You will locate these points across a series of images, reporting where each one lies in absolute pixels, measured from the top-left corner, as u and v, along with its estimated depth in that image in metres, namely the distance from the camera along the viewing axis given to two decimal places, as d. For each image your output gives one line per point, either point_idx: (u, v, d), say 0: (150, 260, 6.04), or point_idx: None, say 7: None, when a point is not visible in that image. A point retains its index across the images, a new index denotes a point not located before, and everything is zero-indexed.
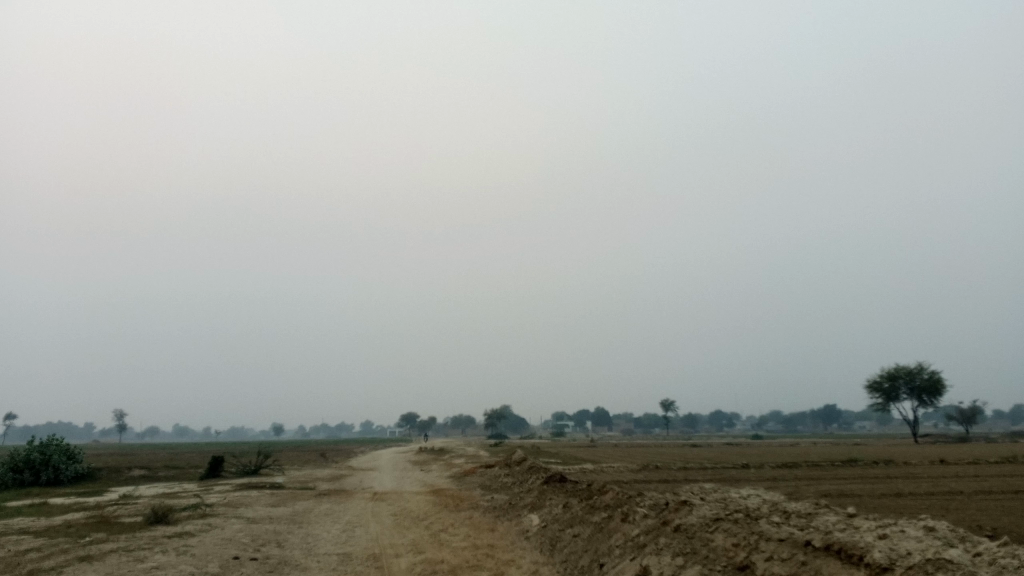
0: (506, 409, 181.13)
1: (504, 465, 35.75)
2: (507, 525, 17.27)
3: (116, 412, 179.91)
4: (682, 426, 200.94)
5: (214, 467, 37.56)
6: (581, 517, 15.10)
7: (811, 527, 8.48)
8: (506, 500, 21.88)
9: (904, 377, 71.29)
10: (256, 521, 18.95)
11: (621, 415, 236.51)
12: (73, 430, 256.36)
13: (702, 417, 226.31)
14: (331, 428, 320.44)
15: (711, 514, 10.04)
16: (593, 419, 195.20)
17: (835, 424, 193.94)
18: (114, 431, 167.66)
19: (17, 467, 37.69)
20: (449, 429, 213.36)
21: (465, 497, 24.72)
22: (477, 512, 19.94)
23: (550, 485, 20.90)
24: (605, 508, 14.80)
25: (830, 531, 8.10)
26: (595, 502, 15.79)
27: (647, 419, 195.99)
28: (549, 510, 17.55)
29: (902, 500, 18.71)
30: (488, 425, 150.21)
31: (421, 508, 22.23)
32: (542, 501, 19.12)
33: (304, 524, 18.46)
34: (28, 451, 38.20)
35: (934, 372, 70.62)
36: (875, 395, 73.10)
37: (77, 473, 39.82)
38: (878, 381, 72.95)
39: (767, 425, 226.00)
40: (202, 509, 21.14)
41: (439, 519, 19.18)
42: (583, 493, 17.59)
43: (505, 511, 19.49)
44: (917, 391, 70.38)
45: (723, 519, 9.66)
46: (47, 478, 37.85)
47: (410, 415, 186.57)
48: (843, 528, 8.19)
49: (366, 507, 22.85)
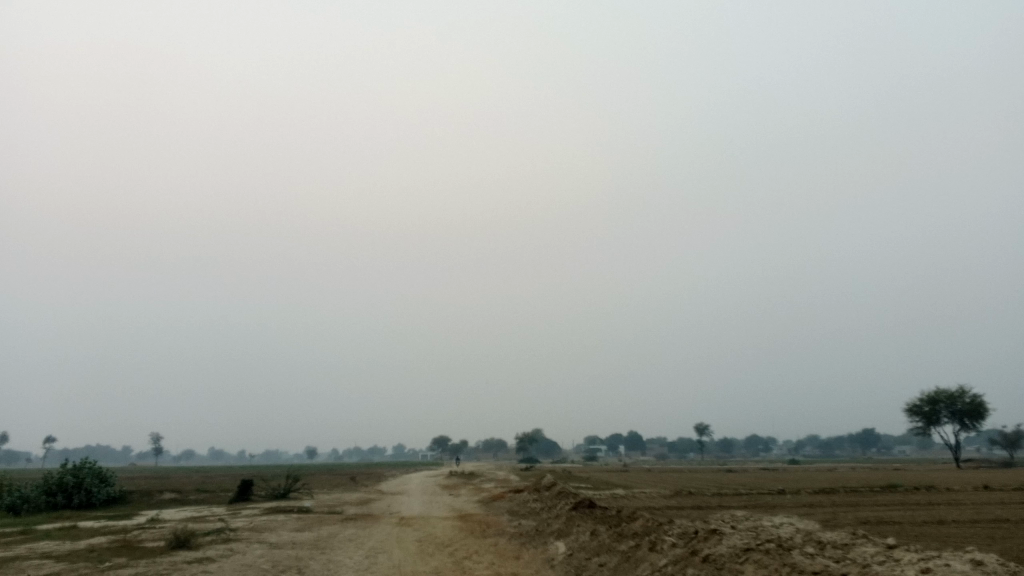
0: (538, 433, 179.86)
1: (533, 490, 35.21)
2: (532, 552, 16.83)
3: (152, 436, 177.23)
4: (718, 451, 197.77)
5: (243, 490, 37.48)
6: (608, 545, 14.62)
7: (849, 560, 7.97)
8: (533, 526, 21.40)
9: (945, 401, 69.42)
10: (279, 546, 18.68)
11: (655, 439, 233.92)
12: (111, 453, 259.40)
13: (738, 442, 222.82)
14: (363, 451, 321.29)
15: (741, 543, 9.57)
16: (627, 444, 193.04)
17: (874, 449, 189.86)
18: (150, 454, 169.11)
19: (49, 490, 37.88)
20: (481, 453, 212.39)
21: (492, 522, 24.28)
22: (503, 539, 19.50)
23: (577, 511, 20.43)
24: (632, 536, 14.31)
25: (868, 564, 7.61)
26: (623, 529, 15.32)
27: (682, 444, 193.30)
28: (576, 537, 17.11)
29: (945, 529, 17.92)
30: (519, 449, 148.93)
31: (445, 534, 21.84)
32: (570, 527, 18.63)
33: (326, 550, 18.16)
34: (61, 474, 38.46)
35: (975, 395, 68.72)
36: (915, 419, 71.27)
37: (109, 497, 39.97)
38: (917, 405, 71.14)
39: (804, 449, 222.34)
40: (227, 534, 20.95)
41: (462, 546, 18.81)
42: (612, 519, 17.12)
43: (531, 538, 19.06)
44: (959, 415, 68.50)
45: (753, 550, 9.17)
46: (79, 501, 38.07)
47: (442, 439, 185.74)
48: (882, 560, 7.68)
49: (392, 533, 22.50)
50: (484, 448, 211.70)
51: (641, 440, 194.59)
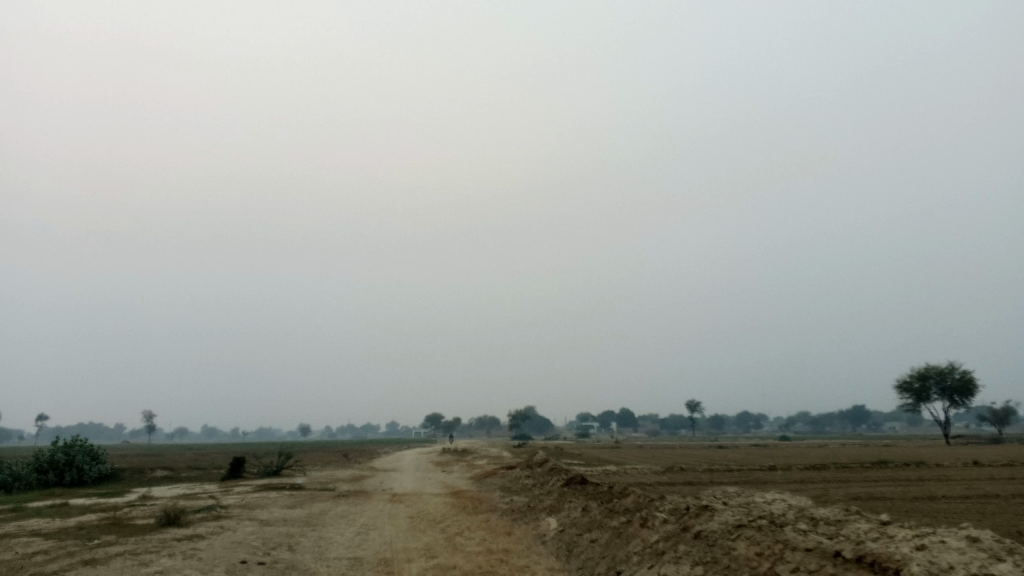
0: (531, 410, 180.41)
1: (525, 466, 35.27)
2: (524, 529, 16.80)
3: (144, 415, 177.32)
4: (710, 427, 198.92)
5: (235, 468, 37.44)
6: (599, 521, 14.59)
7: (843, 536, 7.89)
8: (525, 502, 21.39)
9: (935, 377, 69.78)
10: (270, 523, 18.58)
11: (647, 416, 235.12)
12: (104, 431, 259.75)
13: (729, 419, 224.24)
14: (356, 428, 322.39)
15: (733, 520, 9.49)
16: (619, 420, 193.99)
17: (863, 425, 191.28)
18: (143, 432, 169.44)
19: (41, 467, 37.77)
20: (474, 430, 213.26)
21: (484, 499, 24.30)
22: (495, 515, 19.48)
23: (569, 487, 20.41)
24: (624, 512, 14.28)
25: (862, 540, 7.53)
26: (615, 505, 15.29)
27: (674, 420, 194.39)
28: (568, 514, 17.08)
29: (935, 504, 17.95)
30: (512, 426, 149.52)
31: (438, 510, 21.83)
32: (561, 504, 18.61)
33: (318, 527, 18.11)
34: (52, 452, 38.35)
35: (965, 372, 69.06)
36: (905, 395, 71.65)
37: (101, 474, 39.90)
38: (908, 382, 71.49)
39: (795, 425, 223.85)
40: (217, 511, 20.86)
41: (454, 523, 18.75)
42: (604, 496, 17.09)
43: (522, 514, 19.04)
44: (948, 392, 68.89)
45: (745, 526, 9.09)
46: (71, 478, 38.02)
47: (435, 416, 186.31)
48: (876, 537, 7.60)
49: (384, 510, 22.48)
50: (477, 426, 212.59)
51: (633, 417, 195.48)
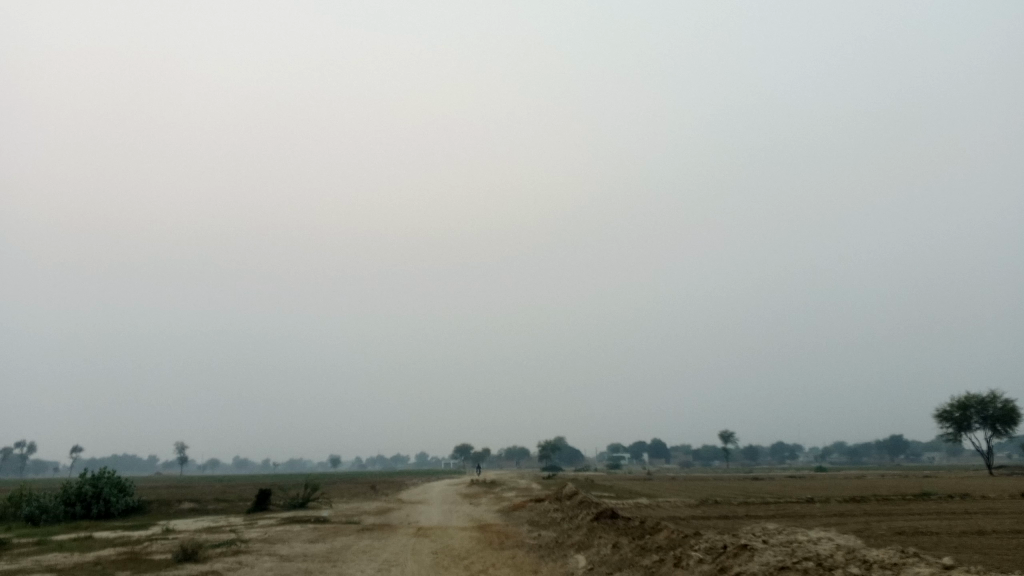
0: (562, 440, 178.43)
1: (554, 498, 34.38)
2: (551, 567, 16.07)
3: (178, 447, 178.58)
4: (743, 458, 195.18)
5: (261, 500, 36.97)
6: (630, 559, 13.85)
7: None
8: (553, 537, 20.67)
9: (976, 406, 67.62)
10: (289, 558, 18.09)
11: (679, 447, 231.72)
12: (137, 462, 262.18)
13: (764, 451, 219.92)
14: (383, 458, 322.01)
15: (775, 561, 8.76)
16: (651, 451, 191.42)
17: (902, 455, 187.00)
18: (177, 463, 170.58)
19: (68, 499, 37.64)
20: (503, 462, 211.36)
21: (511, 533, 23.65)
22: (521, 552, 18.74)
23: (599, 521, 19.69)
24: (657, 549, 13.55)
25: None
26: (647, 542, 14.55)
27: (707, 452, 191.25)
28: (597, 550, 16.34)
29: (983, 539, 17.00)
30: (542, 456, 147.86)
31: (463, 545, 21.20)
32: (591, 540, 17.87)
33: (338, 563, 17.57)
34: (80, 484, 38.21)
35: (1008, 401, 66.87)
36: (945, 424, 69.56)
37: (128, 506, 39.69)
38: (948, 411, 69.36)
39: (831, 456, 219.36)
40: (237, 545, 20.35)
41: (479, 559, 18.06)
42: (636, 531, 16.32)
43: (550, 550, 18.33)
44: (991, 421, 66.67)
45: (789, 569, 8.40)
46: (98, 510, 37.81)
47: (465, 447, 184.81)
48: None
49: (407, 544, 21.80)
50: (506, 456, 210.96)
51: (665, 448, 192.61)
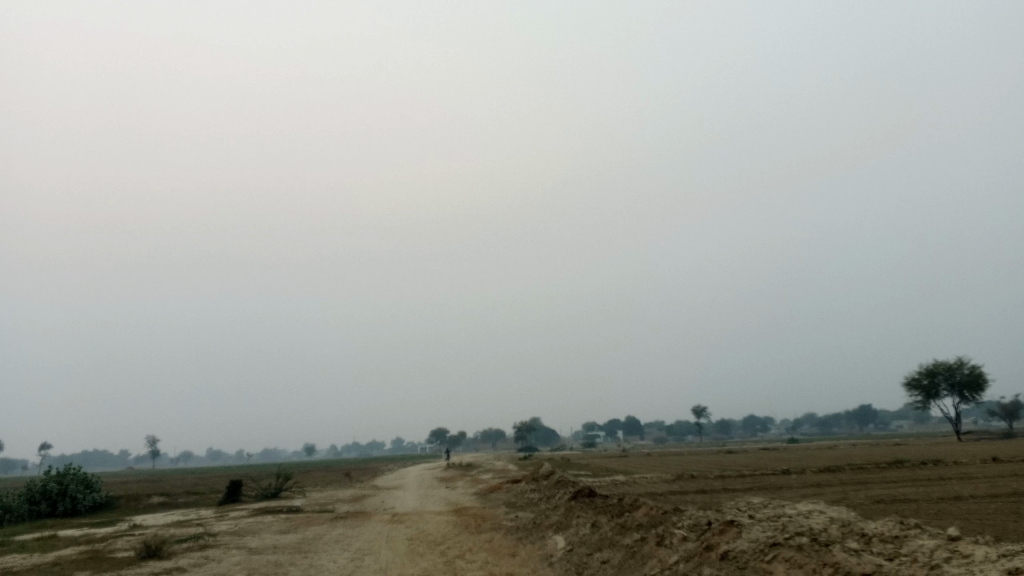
0: (536, 421, 178.69)
1: (531, 479, 34.03)
2: (529, 549, 15.61)
3: (148, 440, 176.18)
4: (717, 432, 196.93)
5: (232, 491, 36.20)
6: (610, 539, 13.40)
7: (912, 559, 6.91)
8: (530, 519, 20.23)
9: (943, 373, 68.36)
10: (258, 551, 17.43)
11: (654, 423, 233.56)
12: (108, 457, 258.41)
13: (737, 425, 222.09)
14: (360, 446, 321.23)
15: (765, 538, 8.35)
16: (626, 429, 192.74)
17: (871, 425, 190.18)
18: (148, 457, 168.27)
19: (32, 498, 36.50)
20: (479, 444, 211.49)
21: (487, 516, 23.28)
22: (499, 534, 18.31)
23: (577, 500, 19.24)
24: (637, 528, 13.10)
25: (934, 565, 6.57)
26: (626, 520, 14.13)
27: (681, 427, 192.96)
28: (576, 530, 15.89)
29: (962, 505, 16.82)
30: (517, 437, 147.90)
31: (439, 530, 20.73)
32: (569, 520, 17.43)
33: (310, 553, 16.96)
34: (44, 482, 37.05)
35: (974, 367, 67.74)
36: (913, 392, 70.32)
37: (95, 503, 38.61)
38: (917, 379, 70.05)
39: (802, 428, 222.60)
40: (205, 539, 19.68)
41: (455, 544, 17.59)
42: (614, 509, 15.91)
43: (528, 532, 17.85)
44: (958, 387, 67.53)
45: (781, 545, 8.00)
46: (64, 508, 36.75)
47: (440, 431, 184.23)
48: (950, 561, 6.58)
49: (382, 532, 21.30)
50: (482, 439, 211.04)
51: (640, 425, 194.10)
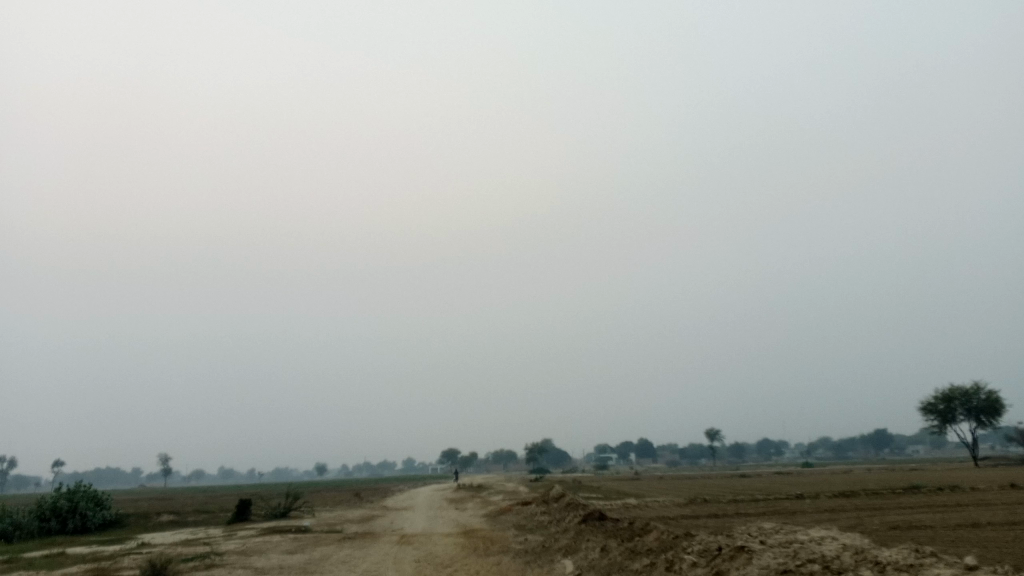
0: (548, 443, 177.66)
1: (541, 502, 33.73)
2: (538, 573, 15.39)
3: (160, 456, 176.50)
4: (730, 455, 195.14)
5: (241, 510, 36.06)
6: (620, 563, 13.18)
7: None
8: (539, 542, 20.04)
9: (960, 398, 67.55)
10: (263, 571, 17.27)
11: (666, 446, 231.83)
12: (119, 475, 258.78)
13: (751, 448, 220.07)
14: (371, 467, 320.65)
15: (776, 564, 8.15)
16: (638, 451, 191.24)
17: (886, 450, 188.04)
18: (159, 475, 168.31)
19: (42, 515, 36.47)
20: (490, 465, 210.49)
21: (496, 538, 23.08)
22: (507, 557, 18.10)
23: (587, 524, 19.01)
24: (647, 552, 12.89)
25: None
26: (636, 545, 13.89)
27: (694, 450, 191.39)
28: (585, 555, 15.67)
29: (981, 532, 16.49)
30: (529, 458, 147.01)
31: (447, 552, 20.53)
32: (578, 544, 17.21)
33: (315, 575, 16.78)
34: (55, 499, 37.06)
35: (992, 392, 66.90)
36: (929, 417, 69.48)
37: (105, 521, 38.53)
38: (933, 404, 69.24)
39: (816, 452, 220.24)
40: (211, 559, 19.57)
41: (463, 566, 17.39)
42: (624, 533, 15.68)
43: (536, 556, 17.65)
44: (975, 412, 66.67)
45: (793, 573, 7.80)
46: (74, 525, 36.73)
47: (451, 451, 183.43)
48: None
49: (390, 553, 21.15)
50: (492, 460, 209.91)
51: (652, 447, 192.62)
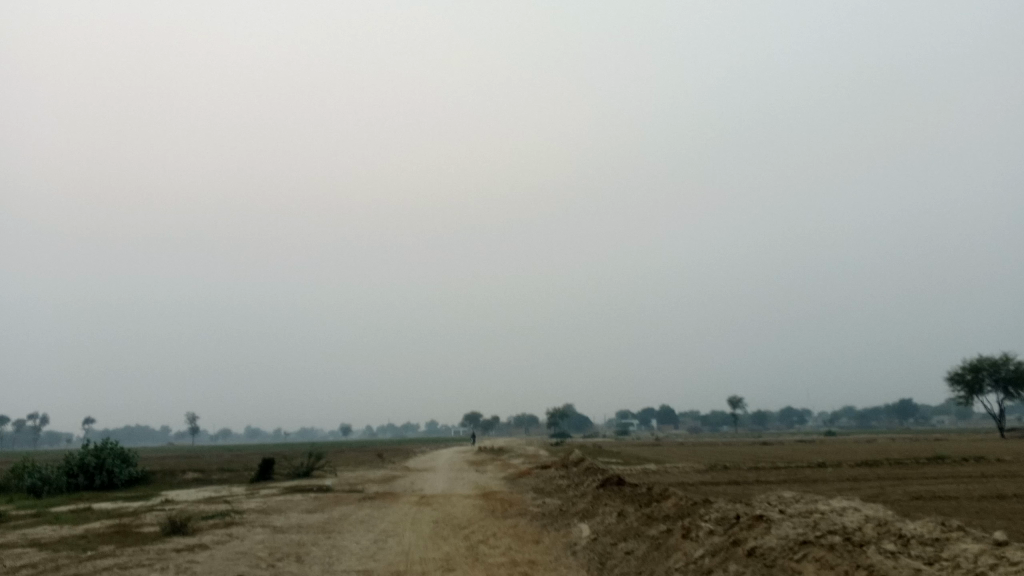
0: (570, 408, 178.30)
1: (560, 466, 33.78)
2: (553, 536, 15.33)
3: (188, 417, 179.78)
4: (753, 423, 194.66)
5: (263, 469, 36.44)
6: (636, 529, 13.06)
7: (954, 564, 6.45)
8: (557, 505, 19.99)
9: (988, 368, 66.59)
10: (282, 530, 17.35)
11: (689, 413, 231.95)
12: (149, 433, 264.01)
13: (774, 416, 219.56)
14: (395, 429, 324.55)
15: (795, 535, 7.95)
16: (660, 417, 191.43)
17: (910, 420, 186.88)
18: (188, 433, 171.35)
19: (71, 471, 37.15)
20: (513, 429, 212.00)
21: (514, 501, 23.08)
22: (524, 520, 18.04)
23: (605, 488, 18.92)
24: (664, 518, 12.74)
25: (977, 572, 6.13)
26: (654, 511, 13.75)
27: (717, 418, 191.22)
28: (602, 519, 15.58)
29: (1006, 504, 16.17)
30: (551, 423, 147.68)
31: (464, 514, 20.54)
32: (595, 508, 17.12)
33: (332, 534, 16.79)
34: (83, 455, 37.66)
35: (1021, 363, 65.88)
36: (956, 388, 68.62)
37: (131, 477, 39.16)
38: (960, 374, 68.35)
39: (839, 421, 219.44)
40: (231, 516, 19.70)
41: (479, 529, 17.33)
42: (642, 498, 15.55)
43: (553, 519, 17.61)
44: (1003, 383, 65.72)
45: (812, 544, 7.60)
46: (101, 481, 37.37)
47: (473, 415, 184.72)
48: (998, 566, 6.16)
49: (407, 514, 21.21)
50: (515, 425, 211.27)
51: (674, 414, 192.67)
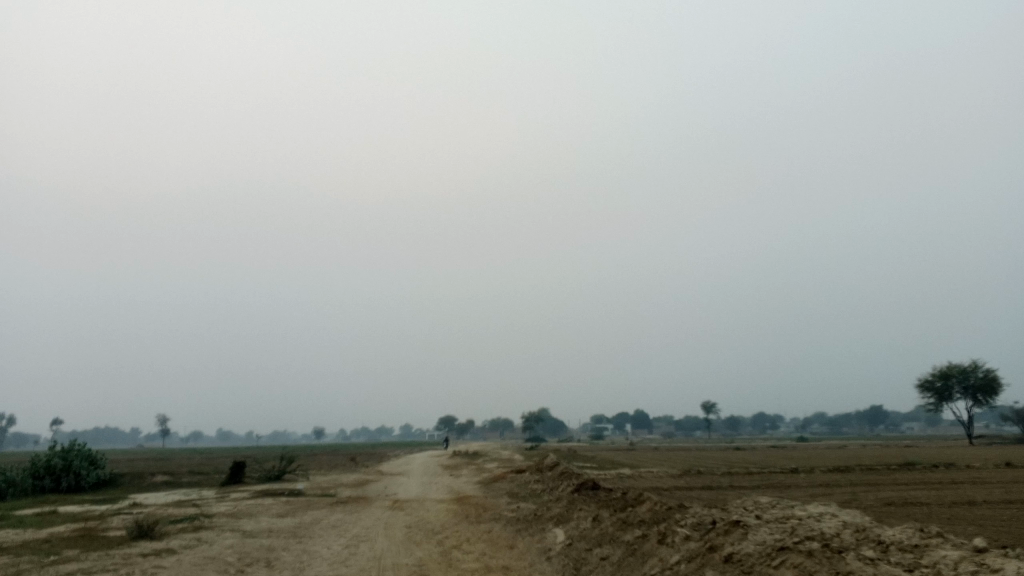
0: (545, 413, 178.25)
1: (535, 470, 33.66)
2: (528, 541, 15.17)
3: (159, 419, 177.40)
4: (727, 429, 195.78)
5: (234, 473, 35.93)
6: (612, 534, 12.95)
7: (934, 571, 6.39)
8: (532, 510, 19.86)
9: (957, 375, 67.46)
10: (252, 534, 17.05)
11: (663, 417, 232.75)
12: (118, 435, 260.15)
13: (747, 422, 220.96)
14: (368, 432, 322.42)
15: (772, 540, 7.90)
16: (634, 422, 191.91)
17: (881, 427, 188.90)
18: (158, 435, 168.97)
19: (36, 473, 36.40)
20: (487, 433, 211.45)
21: (489, 505, 22.92)
22: (498, 525, 17.88)
23: (580, 493, 18.82)
24: (639, 524, 12.66)
25: None
26: (629, 516, 13.67)
27: (690, 423, 192.08)
28: (577, 524, 15.47)
29: (977, 510, 16.29)
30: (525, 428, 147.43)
31: (438, 518, 20.34)
32: (570, 513, 17.01)
33: (304, 539, 16.52)
34: (49, 457, 36.91)
35: (989, 370, 66.80)
36: (926, 394, 69.44)
37: (99, 480, 38.46)
38: (929, 380, 69.19)
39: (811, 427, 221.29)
40: (200, 520, 19.33)
41: (454, 533, 17.15)
42: (617, 504, 15.44)
43: (528, 524, 17.48)
44: (972, 390, 66.59)
45: (789, 550, 7.55)
46: (68, 484, 36.68)
47: (448, 418, 184.05)
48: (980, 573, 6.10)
49: (381, 518, 20.96)
50: (489, 429, 210.69)
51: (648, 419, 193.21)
